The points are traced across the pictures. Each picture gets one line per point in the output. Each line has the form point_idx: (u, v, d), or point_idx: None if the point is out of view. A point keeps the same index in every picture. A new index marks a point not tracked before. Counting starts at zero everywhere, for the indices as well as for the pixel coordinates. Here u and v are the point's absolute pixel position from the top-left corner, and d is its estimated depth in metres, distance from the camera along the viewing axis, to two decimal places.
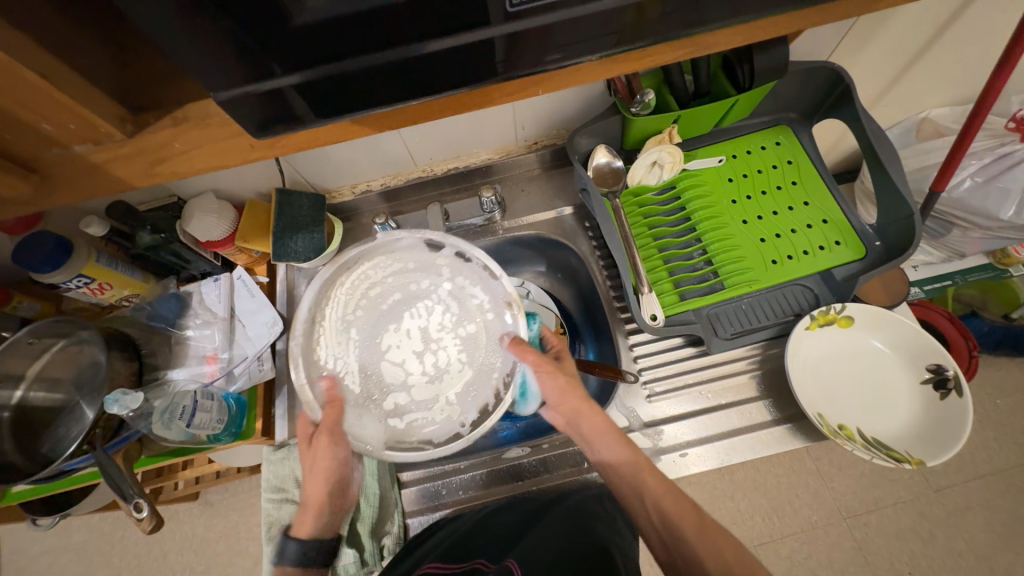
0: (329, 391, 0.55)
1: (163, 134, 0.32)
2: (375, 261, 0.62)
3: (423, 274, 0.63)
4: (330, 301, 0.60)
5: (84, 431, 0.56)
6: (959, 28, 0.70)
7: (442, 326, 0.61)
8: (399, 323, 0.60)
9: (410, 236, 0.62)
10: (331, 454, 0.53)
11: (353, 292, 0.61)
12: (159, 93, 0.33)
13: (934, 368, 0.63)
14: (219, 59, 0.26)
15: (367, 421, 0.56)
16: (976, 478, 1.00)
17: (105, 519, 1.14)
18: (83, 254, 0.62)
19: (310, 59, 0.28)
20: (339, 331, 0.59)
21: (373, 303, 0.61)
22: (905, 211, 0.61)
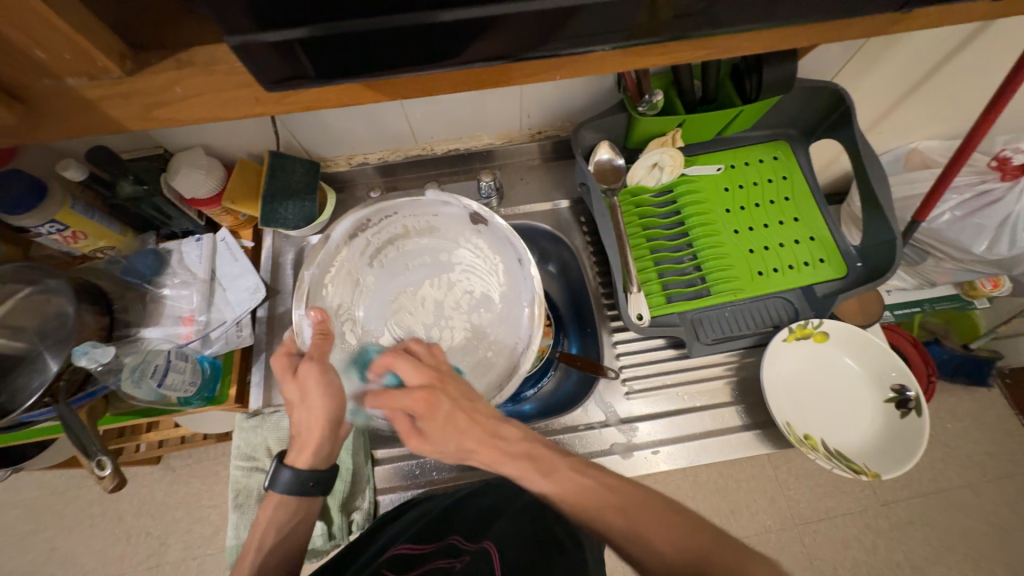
0: (318, 323, 0.56)
1: (164, 76, 0.30)
2: (415, 216, 0.65)
3: (454, 246, 0.65)
4: (356, 240, 0.63)
5: (46, 383, 0.54)
6: (958, 64, 0.72)
7: (456, 305, 0.63)
8: (418, 288, 0.64)
9: (457, 205, 0.63)
10: (320, 382, 0.53)
11: (383, 243, 0.65)
12: (162, 33, 0.31)
13: (897, 388, 0.66)
14: (223, 5, 0.25)
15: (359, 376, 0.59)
16: (921, 495, 1.05)
17: (59, 477, 1.11)
18: (57, 199, 0.59)
19: (326, 14, 0.27)
20: (353, 277, 0.63)
21: (397, 262, 0.65)
22: (889, 235, 0.63)
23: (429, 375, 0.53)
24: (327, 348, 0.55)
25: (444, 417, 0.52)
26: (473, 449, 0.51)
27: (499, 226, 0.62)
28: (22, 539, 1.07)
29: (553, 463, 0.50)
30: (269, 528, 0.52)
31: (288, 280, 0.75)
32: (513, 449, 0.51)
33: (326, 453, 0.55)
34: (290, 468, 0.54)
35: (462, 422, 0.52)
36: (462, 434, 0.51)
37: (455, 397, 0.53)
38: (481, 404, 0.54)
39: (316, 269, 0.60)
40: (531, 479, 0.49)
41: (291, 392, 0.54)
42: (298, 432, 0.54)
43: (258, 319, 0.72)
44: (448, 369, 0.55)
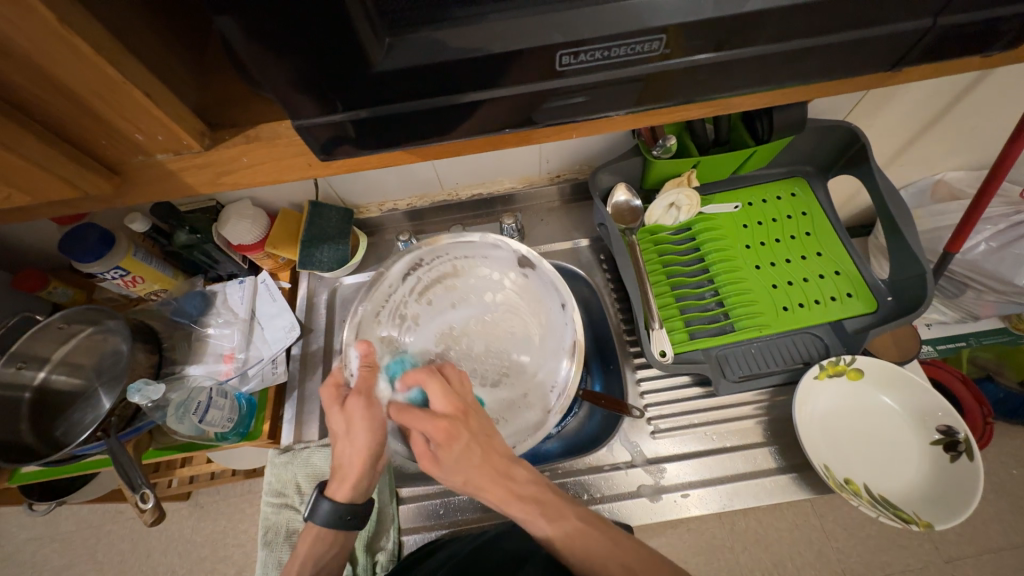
0: (364, 356, 0.55)
1: (234, 150, 0.35)
2: (466, 255, 0.67)
3: (500, 286, 0.67)
4: (410, 276, 0.66)
5: (100, 418, 0.58)
6: (974, 99, 0.72)
7: (498, 345, 0.65)
8: (463, 325, 0.66)
9: (508, 249, 0.66)
10: (366, 417, 0.53)
11: (432, 280, 0.67)
12: (232, 112, 0.36)
13: (945, 429, 0.62)
14: (289, 93, 0.30)
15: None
16: (990, 551, 0.96)
17: (95, 512, 1.14)
18: (122, 248, 0.65)
19: (368, 101, 0.31)
20: (402, 311, 0.65)
21: (444, 299, 0.67)
22: (918, 269, 0.62)
23: (455, 408, 0.51)
24: (372, 380, 0.55)
25: (460, 450, 0.50)
26: (481, 487, 0.51)
27: (546, 271, 0.63)
28: None
29: (562, 510, 0.51)
30: (305, 562, 0.54)
31: (322, 319, 0.79)
32: (523, 491, 0.51)
33: (365, 486, 0.56)
34: (329, 501, 0.55)
35: (479, 458, 0.50)
36: (471, 468, 0.50)
37: (476, 432, 0.51)
38: (498, 440, 0.52)
39: (369, 305, 0.63)
40: (535, 523, 0.51)
41: (336, 423, 0.55)
42: (340, 464, 0.55)
43: (292, 357, 0.76)
44: (472, 401, 0.53)
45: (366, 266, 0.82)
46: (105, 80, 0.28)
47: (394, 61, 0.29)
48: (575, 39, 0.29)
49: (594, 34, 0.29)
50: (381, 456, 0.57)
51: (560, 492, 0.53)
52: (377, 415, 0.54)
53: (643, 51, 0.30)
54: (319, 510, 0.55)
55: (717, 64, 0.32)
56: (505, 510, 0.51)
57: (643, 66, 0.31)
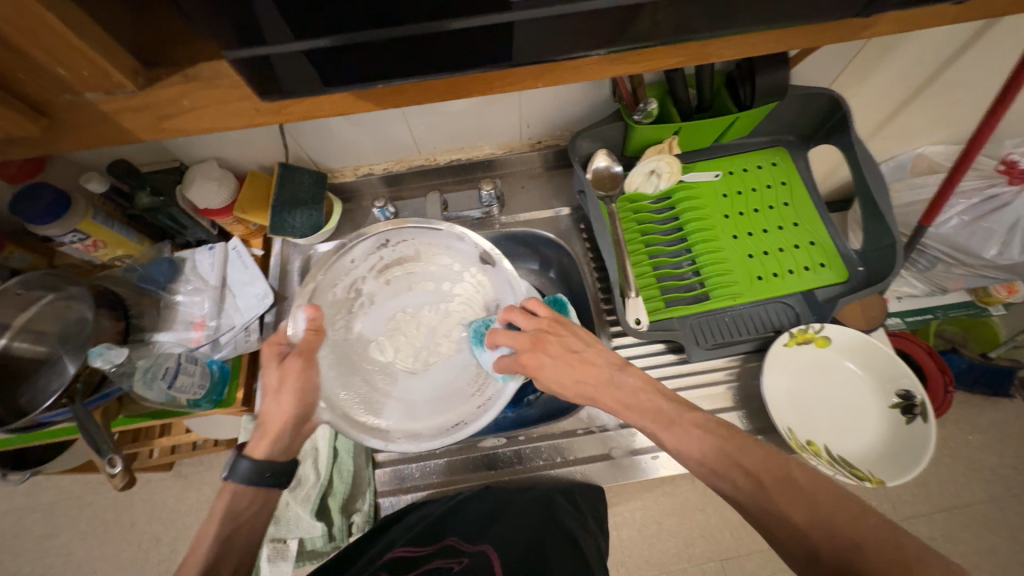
0: (312, 319, 0.57)
1: (172, 90, 0.34)
2: (427, 242, 0.67)
3: (456, 279, 0.68)
4: (372, 255, 0.65)
5: (65, 384, 0.56)
6: (958, 69, 0.72)
7: (446, 332, 0.65)
8: (415, 311, 0.67)
9: (471, 243, 0.64)
10: (302, 377, 0.55)
11: (393, 261, 0.67)
12: (174, 50, 0.34)
13: (903, 393, 0.65)
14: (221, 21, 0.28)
15: (333, 374, 0.59)
16: (942, 510, 1.02)
17: (76, 482, 1.14)
18: (80, 210, 0.62)
19: (312, 30, 0.29)
20: (358, 287, 0.66)
21: (401, 283, 0.68)
22: (888, 240, 0.63)
23: (529, 339, 0.56)
24: (316, 344, 0.57)
25: (551, 372, 0.54)
26: (591, 395, 0.54)
27: (505, 267, 0.62)
28: (39, 544, 1.10)
29: (671, 416, 0.50)
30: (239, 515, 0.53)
31: (295, 286, 0.77)
32: (631, 400, 0.53)
33: (286, 448, 0.55)
34: (248, 459, 0.53)
35: (571, 371, 0.54)
36: (577, 382, 0.54)
37: (556, 353, 0.55)
38: (590, 353, 0.55)
39: (326, 273, 0.61)
40: (650, 429, 0.50)
41: (270, 377, 0.55)
42: (264, 420, 0.54)
43: (265, 325, 0.74)
44: (555, 320, 0.57)
45: (341, 234, 0.80)
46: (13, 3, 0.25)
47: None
48: None
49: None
50: (310, 420, 0.56)
51: (666, 395, 0.52)
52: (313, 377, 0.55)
53: None
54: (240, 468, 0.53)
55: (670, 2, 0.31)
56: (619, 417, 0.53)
57: (602, 1, 0.30)
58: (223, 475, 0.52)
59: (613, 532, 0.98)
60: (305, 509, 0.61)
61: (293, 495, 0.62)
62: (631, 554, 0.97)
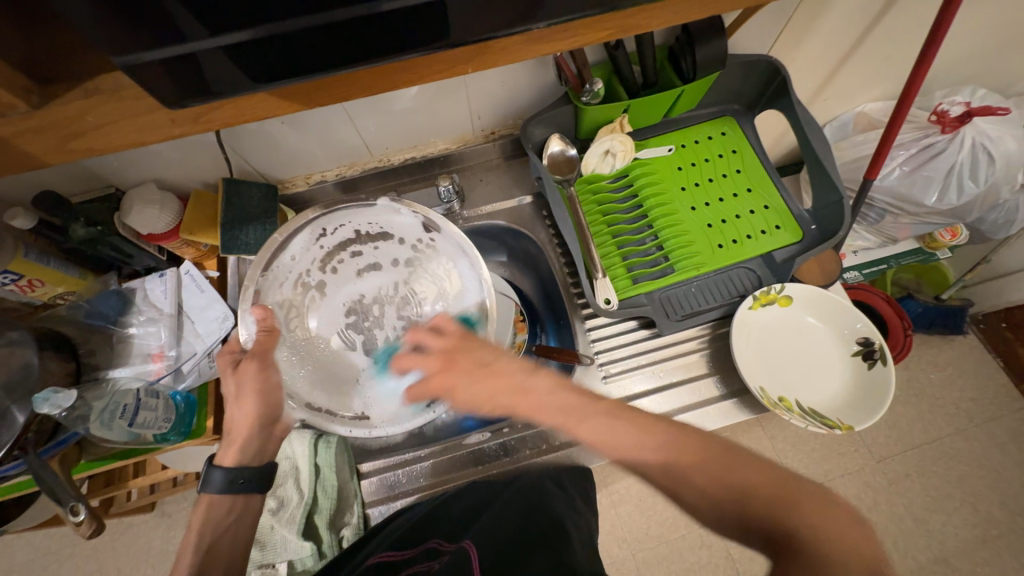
0: (262, 320, 0.56)
1: (73, 107, 0.32)
2: (368, 221, 0.63)
3: (408, 251, 0.64)
4: (312, 247, 0.61)
5: (13, 437, 0.53)
6: (886, 26, 0.74)
7: (408, 307, 0.61)
8: (373, 293, 0.62)
9: (410, 215, 0.63)
10: (260, 380, 0.56)
11: (336, 247, 0.62)
12: (68, 65, 0.33)
13: (862, 340, 0.68)
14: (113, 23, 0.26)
15: (301, 374, 0.57)
16: (913, 447, 1.08)
17: (51, 537, 1.08)
18: (8, 249, 0.57)
19: (233, 23, 0.28)
20: (305, 282, 0.60)
21: (352, 267, 0.62)
22: (835, 196, 0.66)
23: (438, 360, 0.52)
24: (269, 345, 0.56)
25: (463, 392, 0.51)
26: (505, 408, 0.50)
27: (451, 232, 0.62)
28: None
29: (584, 412, 0.48)
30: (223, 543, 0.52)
31: None
32: (548, 400, 0.49)
33: (258, 451, 0.57)
34: (219, 468, 0.54)
35: (483, 384, 0.51)
36: (489, 397, 0.50)
37: (466, 370, 0.52)
38: (498, 364, 0.51)
39: (267, 272, 0.58)
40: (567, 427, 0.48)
41: (227, 385, 0.56)
42: (230, 428, 0.56)
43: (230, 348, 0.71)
44: (461, 340, 0.53)
45: None
46: None
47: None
48: None
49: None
50: (278, 420, 0.57)
51: (583, 391, 0.50)
52: (272, 379, 0.56)
53: None
54: (214, 478, 0.55)
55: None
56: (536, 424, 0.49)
57: None
58: (199, 485, 0.55)
59: (611, 510, 0.99)
60: (291, 530, 0.60)
61: (277, 518, 0.61)
62: (631, 530, 0.99)
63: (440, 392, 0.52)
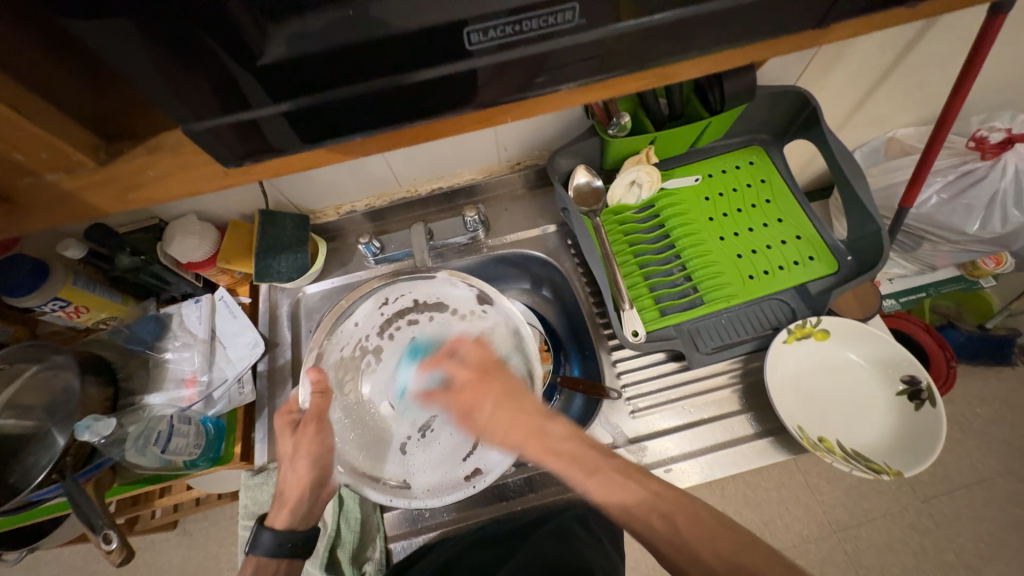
0: (317, 382, 0.57)
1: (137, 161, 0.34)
2: (426, 291, 0.67)
3: (460, 322, 0.65)
4: (374, 314, 0.65)
5: (54, 460, 0.55)
6: (918, 54, 0.73)
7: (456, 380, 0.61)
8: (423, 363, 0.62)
9: (466, 288, 0.65)
10: (317, 442, 0.56)
11: (396, 316, 0.65)
12: (132, 121, 0.36)
13: (908, 379, 0.64)
14: (178, 92, 0.28)
15: (351, 437, 0.58)
16: (961, 487, 1.01)
17: (76, 553, 1.09)
18: (60, 277, 0.61)
19: (292, 91, 0.30)
20: (364, 346, 0.63)
21: (407, 336, 0.64)
22: (872, 227, 0.64)
23: (475, 372, 0.59)
24: (325, 407, 0.57)
25: (488, 414, 0.56)
26: (520, 443, 0.54)
27: (506, 306, 0.63)
28: None
29: (598, 463, 0.51)
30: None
31: (287, 331, 0.76)
32: (558, 445, 0.53)
33: (308, 514, 0.55)
34: (269, 531, 0.52)
35: (509, 416, 0.55)
36: (509, 431, 0.55)
37: (499, 397, 0.57)
38: (525, 399, 0.57)
39: (328, 333, 0.62)
40: (575, 478, 0.50)
41: (283, 447, 0.56)
42: (282, 491, 0.55)
43: (258, 374, 0.73)
44: (497, 365, 0.59)
45: (329, 273, 0.79)
46: None
47: (287, 48, 0.27)
48: (483, 14, 0.28)
49: (500, 9, 0.28)
50: (328, 483, 0.56)
51: (597, 445, 0.53)
52: (326, 441, 0.56)
53: (557, 22, 0.30)
54: (262, 540, 0.51)
55: (630, 34, 0.32)
56: (542, 465, 0.52)
57: (560, 43, 0.31)
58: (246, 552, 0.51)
59: (635, 546, 0.95)
60: (315, 565, 0.58)
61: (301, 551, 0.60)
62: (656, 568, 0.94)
63: (470, 407, 0.57)
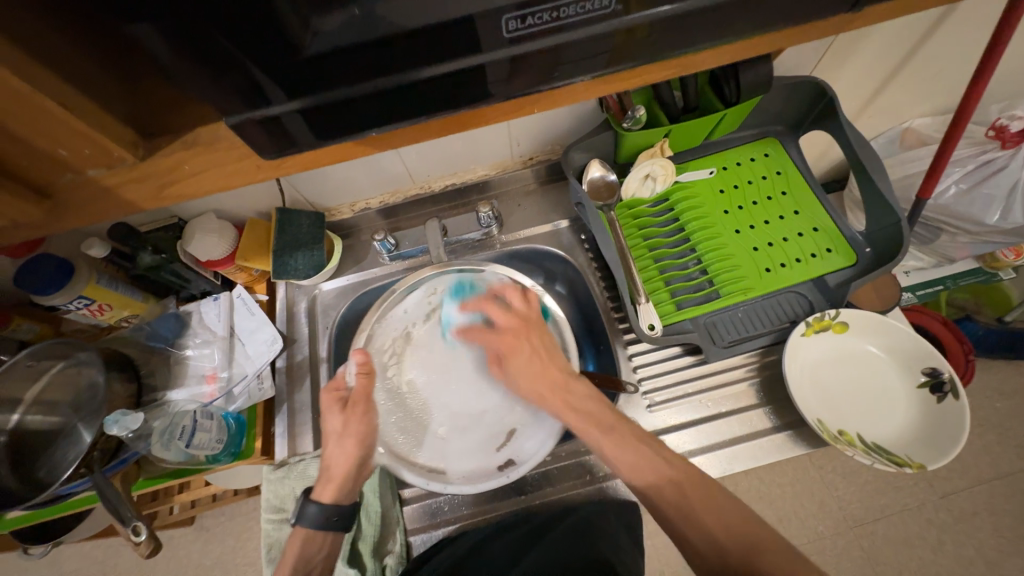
0: (362, 363, 0.61)
1: (173, 157, 0.35)
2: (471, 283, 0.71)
3: None
4: (422, 301, 0.70)
5: (82, 453, 0.55)
6: (937, 41, 0.72)
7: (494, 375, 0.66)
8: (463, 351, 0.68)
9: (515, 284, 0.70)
10: (364, 421, 0.59)
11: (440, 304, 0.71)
12: (171, 119, 0.36)
13: (930, 371, 0.63)
14: (208, 89, 0.28)
15: (392, 419, 0.63)
16: (980, 482, 0.99)
17: (98, 547, 1.11)
18: (83, 276, 0.62)
19: (305, 89, 0.30)
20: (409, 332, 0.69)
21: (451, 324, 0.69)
22: (893, 218, 0.63)
23: (517, 322, 0.64)
24: (368, 387, 0.61)
25: (523, 358, 0.63)
26: (544, 398, 0.60)
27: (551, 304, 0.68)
28: None
29: (613, 424, 0.55)
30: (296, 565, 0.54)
31: (304, 327, 0.77)
32: (579, 403, 0.58)
33: (353, 489, 0.58)
34: (316, 503, 0.56)
35: (539, 366, 0.62)
36: (534, 381, 0.61)
37: (535, 346, 0.63)
38: (557, 360, 0.62)
39: (378, 313, 0.68)
40: (590, 434, 0.55)
41: (332, 424, 0.59)
42: (329, 467, 0.58)
43: (277, 370, 0.74)
44: (538, 320, 0.65)
45: (344, 270, 0.80)
46: (8, 93, 0.27)
47: (329, 39, 0.28)
48: (517, 3, 0.28)
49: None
50: (368, 464, 0.60)
51: (610, 404, 0.57)
52: (371, 423, 0.60)
53: (591, 10, 0.29)
54: (308, 512, 0.56)
55: (670, 18, 0.32)
56: (562, 420, 0.58)
57: (586, 32, 0.31)
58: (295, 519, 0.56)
59: (649, 542, 0.95)
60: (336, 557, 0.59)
61: None
62: (670, 564, 0.94)
63: (506, 351, 0.64)
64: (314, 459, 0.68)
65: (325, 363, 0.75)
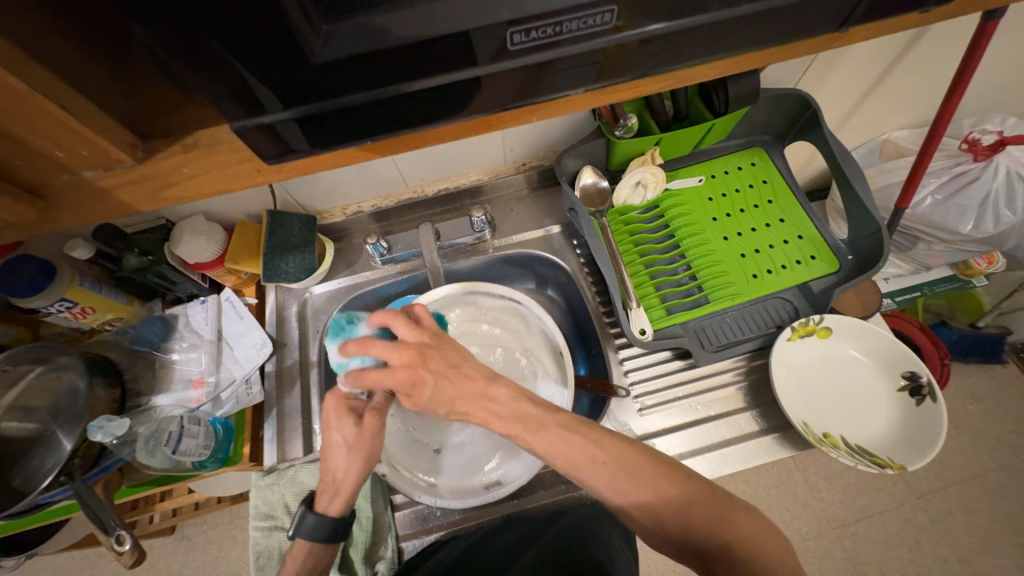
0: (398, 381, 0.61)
1: (172, 159, 0.34)
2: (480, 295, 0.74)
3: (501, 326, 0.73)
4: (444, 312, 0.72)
5: (62, 462, 0.53)
6: (913, 58, 0.75)
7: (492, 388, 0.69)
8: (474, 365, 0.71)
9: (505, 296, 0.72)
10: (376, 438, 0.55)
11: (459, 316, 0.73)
12: (165, 120, 0.35)
13: (909, 375, 0.65)
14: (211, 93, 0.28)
15: (400, 436, 0.64)
16: (956, 482, 1.03)
17: (73, 558, 1.08)
18: (66, 278, 0.60)
19: (304, 97, 0.30)
20: None
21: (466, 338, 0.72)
22: (873, 226, 0.65)
23: (411, 352, 0.51)
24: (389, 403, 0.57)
25: (430, 389, 0.51)
26: (466, 413, 0.52)
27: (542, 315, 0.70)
28: None
29: (543, 420, 0.50)
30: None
31: (295, 332, 0.76)
32: (504, 410, 0.51)
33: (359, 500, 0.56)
34: (317, 515, 0.53)
35: (452, 387, 0.52)
36: (455, 399, 0.52)
37: (439, 368, 0.52)
38: (467, 365, 0.53)
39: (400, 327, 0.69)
40: (521, 437, 0.50)
41: (341, 434, 0.55)
42: (334, 478, 0.55)
43: (266, 374, 0.73)
44: (435, 335, 0.54)
45: (335, 274, 0.79)
46: (5, 91, 0.26)
47: (337, 47, 0.28)
48: (522, 17, 0.29)
49: (542, 11, 0.29)
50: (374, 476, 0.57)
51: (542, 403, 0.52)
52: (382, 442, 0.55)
53: (596, 24, 0.30)
54: (307, 522, 0.54)
55: (670, 34, 0.33)
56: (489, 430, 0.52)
57: (585, 46, 0.32)
58: (291, 528, 0.54)
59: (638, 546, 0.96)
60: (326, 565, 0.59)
61: None
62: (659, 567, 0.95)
63: (409, 389, 0.51)
64: (305, 464, 0.67)
65: (315, 367, 0.75)
